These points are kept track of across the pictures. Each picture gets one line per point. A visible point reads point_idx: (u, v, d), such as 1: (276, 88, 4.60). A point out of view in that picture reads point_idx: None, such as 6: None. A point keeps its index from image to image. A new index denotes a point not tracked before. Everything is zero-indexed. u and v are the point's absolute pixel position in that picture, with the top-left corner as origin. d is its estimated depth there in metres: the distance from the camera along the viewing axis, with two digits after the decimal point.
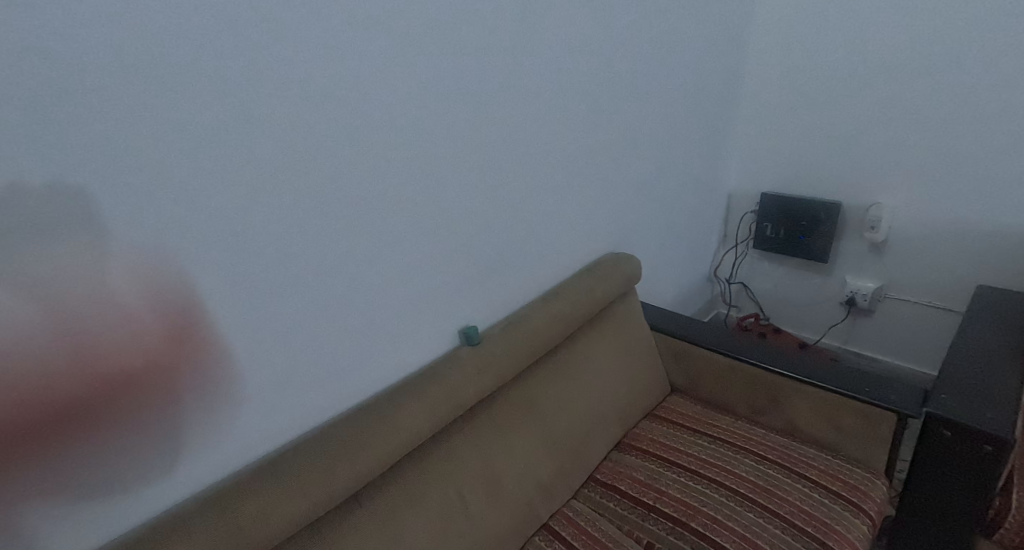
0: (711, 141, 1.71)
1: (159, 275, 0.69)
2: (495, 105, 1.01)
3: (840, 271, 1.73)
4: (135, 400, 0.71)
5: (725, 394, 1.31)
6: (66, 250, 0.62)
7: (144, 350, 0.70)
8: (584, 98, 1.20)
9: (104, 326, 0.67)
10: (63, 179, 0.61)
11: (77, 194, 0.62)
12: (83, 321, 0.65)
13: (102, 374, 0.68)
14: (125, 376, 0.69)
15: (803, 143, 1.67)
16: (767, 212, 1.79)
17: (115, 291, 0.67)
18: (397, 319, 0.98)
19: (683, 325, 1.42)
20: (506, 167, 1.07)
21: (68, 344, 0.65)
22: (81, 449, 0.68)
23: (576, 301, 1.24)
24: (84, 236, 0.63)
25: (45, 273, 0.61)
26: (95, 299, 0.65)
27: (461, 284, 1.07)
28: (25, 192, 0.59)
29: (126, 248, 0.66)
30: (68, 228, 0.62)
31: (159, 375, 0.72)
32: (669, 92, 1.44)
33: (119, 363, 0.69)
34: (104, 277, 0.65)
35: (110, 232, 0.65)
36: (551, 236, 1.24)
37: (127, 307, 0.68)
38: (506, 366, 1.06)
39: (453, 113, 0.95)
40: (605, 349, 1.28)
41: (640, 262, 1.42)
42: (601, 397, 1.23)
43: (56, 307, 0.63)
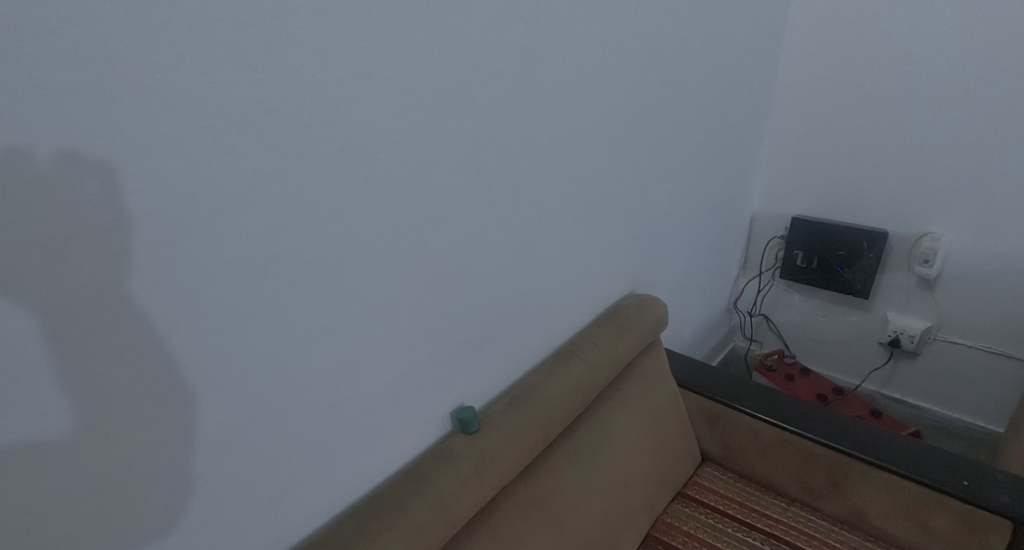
0: (736, 160, 1.50)
1: (189, 306, 0.51)
2: (501, 121, 0.77)
3: (881, 307, 1.51)
4: (145, 469, 0.52)
5: (771, 471, 1.09)
6: (92, 237, 0.45)
7: (166, 407, 0.52)
8: (603, 115, 0.97)
9: (118, 369, 0.48)
10: (76, 152, 0.43)
11: (92, 178, 0.44)
12: (93, 353, 0.46)
13: (107, 434, 0.49)
14: (138, 438, 0.51)
15: (844, 162, 1.46)
16: (798, 239, 1.57)
17: (133, 323, 0.48)
18: (377, 408, 0.73)
19: (718, 384, 1.21)
20: (511, 201, 0.84)
21: (70, 383, 0.46)
22: (104, 502, 0.50)
23: (597, 364, 1.01)
24: (115, 220, 0.45)
25: (44, 278, 0.43)
26: (107, 328, 0.47)
27: (456, 352, 0.83)
28: (19, 160, 0.40)
29: (151, 263, 0.48)
30: (81, 223, 0.44)
31: (175, 444, 0.53)
32: (695, 106, 1.23)
33: (138, 419, 0.50)
34: (127, 300, 0.47)
35: (130, 242, 0.47)
36: (563, 280, 1.01)
37: (166, 320, 0.50)
38: (510, 460, 0.82)
39: (449, 134, 0.70)
40: (630, 417, 1.05)
41: (666, 304, 1.19)
42: (634, 475, 1.02)
43: (55, 327, 0.44)
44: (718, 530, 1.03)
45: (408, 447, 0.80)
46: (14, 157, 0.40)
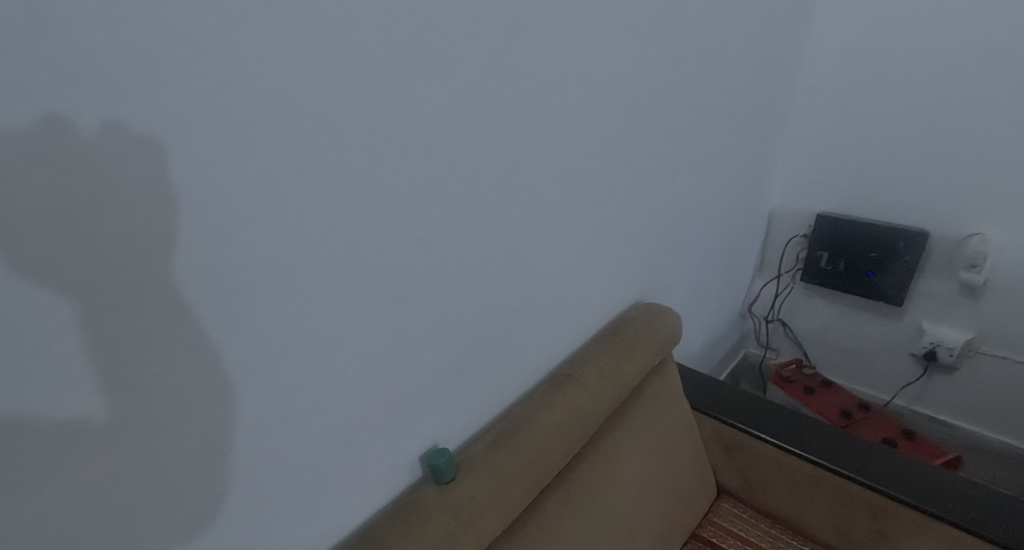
0: (756, 151, 1.34)
1: (236, 299, 0.46)
2: (480, 94, 0.61)
3: (915, 316, 1.36)
4: (188, 474, 0.47)
5: (799, 511, 0.95)
6: (144, 215, 0.40)
7: (215, 400, 0.47)
8: (612, 97, 0.81)
9: (171, 355, 0.44)
10: (122, 124, 0.37)
11: (137, 154, 0.38)
12: (137, 350, 0.42)
13: (152, 438, 0.44)
14: (181, 444, 0.46)
15: (877, 153, 1.29)
16: (822, 239, 1.41)
17: (177, 317, 0.43)
18: (326, 458, 0.59)
19: (737, 407, 1.05)
20: (496, 197, 0.68)
21: (112, 384, 0.41)
22: (162, 496, 0.46)
23: (599, 390, 0.86)
24: (163, 195, 0.40)
25: (87, 267, 0.38)
26: (160, 311, 0.42)
27: (425, 382, 0.68)
28: (57, 133, 0.35)
29: (203, 241, 0.43)
30: (127, 207, 0.39)
31: (225, 434, 0.49)
32: (717, 89, 1.06)
33: (182, 422, 0.46)
34: (173, 293, 0.43)
35: (177, 229, 0.42)
36: (560, 291, 0.86)
37: (225, 301, 0.46)
38: (493, 515, 0.68)
39: (413, 101, 0.54)
40: (637, 450, 0.91)
41: (679, 316, 1.04)
42: (641, 517, 0.88)
43: (94, 322, 0.39)
44: None
45: (368, 497, 0.66)
46: (52, 128, 0.35)
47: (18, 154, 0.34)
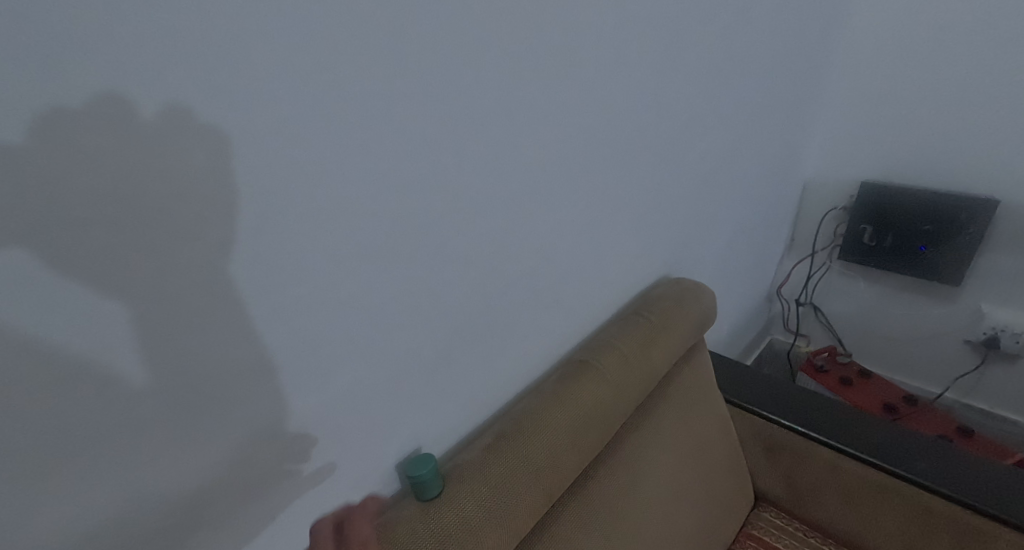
0: (790, 111, 1.18)
1: (294, 290, 0.44)
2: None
3: (973, 298, 1.19)
4: (241, 469, 0.46)
5: (858, 526, 0.79)
6: (198, 203, 0.37)
7: (262, 396, 0.45)
8: (629, 17, 0.65)
9: (223, 349, 0.41)
10: (184, 103, 0.35)
11: (198, 138, 0.36)
12: (197, 344, 0.40)
13: (209, 433, 0.43)
14: (234, 439, 0.44)
15: (928, 109, 1.13)
16: (866, 210, 1.25)
17: (236, 310, 0.41)
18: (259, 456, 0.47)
19: (779, 400, 0.90)
20: (474, 126, 0.54)
21: (170, 379, 0.39)
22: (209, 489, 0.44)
23: (622, 381, 0.71)
24: (218, 182, 0.37)
25: (148, 255, 0.36)
26: (212, 304, 0.40)
27: (387, 358, 0.54)
28: (118, 111, 0.33)
29: (256, 228, 0.40)
30: (187, 193, 0.36)
31: (273, 430, 0.47)
32: (749, 27, 0.90)
33: (236, 416, 0.44)
34: (226, 280, 0.40)
35: (238, 217, 0.39)
36: (568, 259, 0.72)
37: (276, 293, 0.43)
38: (491, 541, 0.53)
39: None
40: (666, 453, 0.76)
41: (712, 294, 0.88)
42: (672, 534, 0.73)
43: (153, 314, 0.37)
44: None
45: (327, 505, 0.53)
46: (113, 105, 0.32)
47: (78, 134, 0.32)
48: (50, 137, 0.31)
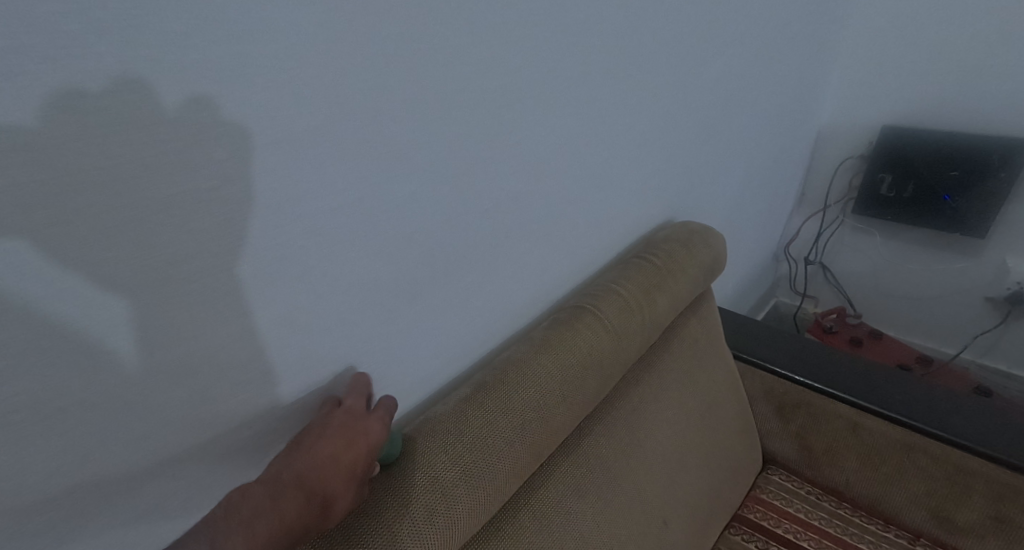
0: (810, 44, 1.07)
1: (299, 298, 0.42)
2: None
3: (999, 251, 1.11)
4: (230, 480, 0.44)
5: (880, 490, 0.72)
6: (212, 209, 0.35)
7: (271, 407, 0.44)
8: None
9: (235, 360, 0.40)
10: (203, 100, 0.32)
11: (213, 141, 0.33)
12: (201, 354, 0.38)
13: (207, 444, 0.41)
14: (230, 451, 0.42)
15: (961, 40, 1.03)
16: (887, 157, 1.16)
17: (240, 321, 0.39)
18: (210, 442, 0.41)
19: (794, 356, 0.82)
20: (452, 5, 0.43)
21: (170, 388, 0.37)
22: (204, 493, 0.42)
23: (623, 327, 0.63)
24: (234, 188, 0.35)
25: (152, 261, 0.33)
26: (224, 313, 0.38)
27: (341, 295, 0.45)
28: (137, 103, 0.30)
29: (268, 235, 0.38)
30: (205, 199, 0.34)
31: (277, 438, 0.45)
32: None
33: (235, 428, 0.42)
34: (239, 289, 0.38)
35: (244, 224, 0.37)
36: (566, 190, 0.63)
37: (286, 302, 0.41)
38: (469, 504, 0.46)
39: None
40: (670, 410, 0.68)
41: (724, 238, 0.79)
42: (675, 500, 0.66)
43: (156, 321, 0.35)
44: None
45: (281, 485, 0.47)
46: (131, 96, 0.30)
47: (91, 122, 0.29)
48: (59, 125, 0.28)
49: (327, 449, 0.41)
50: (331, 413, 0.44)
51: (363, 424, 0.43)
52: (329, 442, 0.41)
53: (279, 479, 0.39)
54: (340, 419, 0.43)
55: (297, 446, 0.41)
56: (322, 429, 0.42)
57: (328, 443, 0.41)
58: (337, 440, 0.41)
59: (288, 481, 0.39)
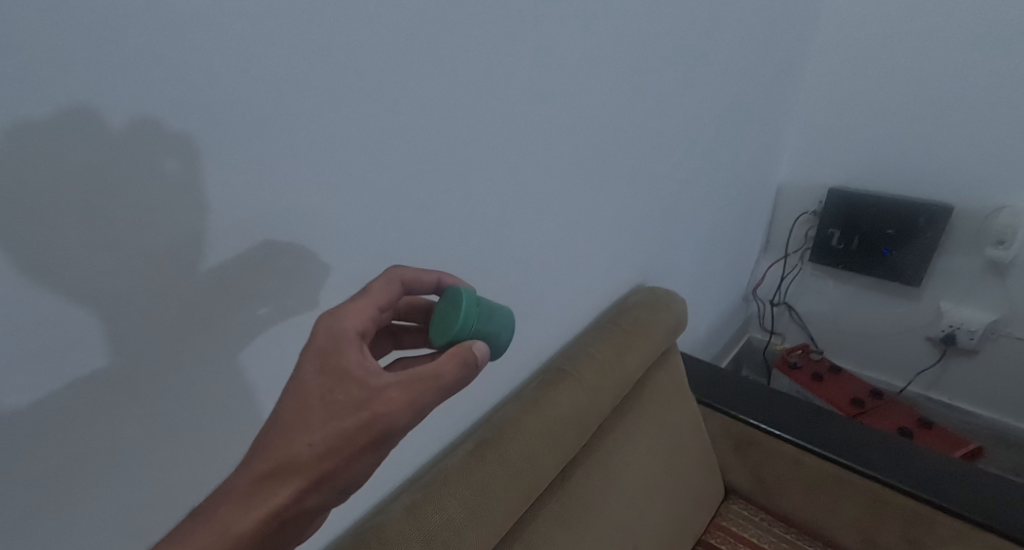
0: (763, 121, 1.22)
1: (258, 285, 0.43)
2: (440, 18, 0.49)
3: (933, 297, 1.26)
4: (203, 466, 0.45)
5: (819, 517, 0.85)
6: (166, 208, 0.36)
7: (237, 389, 0.45)
8: (608, 47, 0.70)
9: (193, 349, 0.41)
10: (148, 116, 0.34)
11: (161, 147, 0.35)
12: (166, 352, 0.39)
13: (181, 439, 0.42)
14: (198, 437, 0.44)
15: (892, 118, 1.19)
16: (835, 215, 1.31)
17: (204, 313, 0.40)
18: (172, 431, 0.42)
19: (748, 399, 0.95)
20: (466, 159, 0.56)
21: (134, 385, 0.38)
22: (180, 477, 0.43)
23: (597, 384, 0.76)
24: (188, 190, 0.37)
25: (118, 278, 0.35)
26: (181, 305, 0.39)
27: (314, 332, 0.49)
28: (86, 121, 0.32)
29: (226, 225, 0.40)
30: (159, 200, 0.36)
31: (246, 420, 0.46)
32: (723, 47, 0.95)
33: (209, 420, 0.44)
34: (194, 278, 0.39)
35: (202, 213, 0.38)
36: (552, 274, 0.76)
37: (250, 283, 0.43)
38: (474, 541, 0.58)
39: (346, 37, 0.42)
40: (639, 451, 0.81)
41: (685, 301, 0.93)
42: (644, 528, 0.78)
43: (122, 336, 0.37)
44: None
45: None
46: (79, 117, 0.31)
47: (43, 145, 0.31)
48: (15, 160, 0.30)
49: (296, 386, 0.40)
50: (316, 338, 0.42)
51: (314, 346, 0.41)
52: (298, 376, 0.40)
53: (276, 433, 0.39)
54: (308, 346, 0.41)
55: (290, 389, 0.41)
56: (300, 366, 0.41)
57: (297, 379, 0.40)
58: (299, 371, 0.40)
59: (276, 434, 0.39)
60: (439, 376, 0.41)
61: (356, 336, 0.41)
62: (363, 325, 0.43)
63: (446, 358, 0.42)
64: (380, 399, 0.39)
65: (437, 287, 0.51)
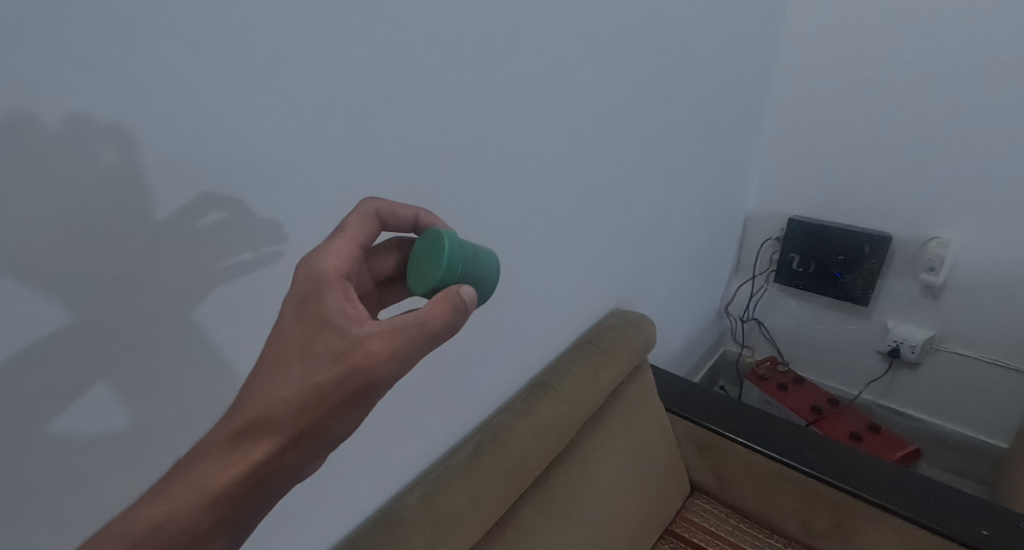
0: (731, 160, 1.37)
1: (207, 251, 0.48)
2: (448, 116, 0.62)
3: (880, 315, 1.41)
4: (164, 425, 0.49)
5: (767, 509, 1.00)
6: (104, 192, 0.41)
7: (190, 350, 0.49)
8: (588, 121, 0.84)
9: (141, 315, 0.45)
10: (80, 115, 0.39)
11: (93, 139, 0.40)
12: (113, 317, 0.44)
13: (152, 404, 0.48)
14: (157, 398, 0.48)
15: (844, 158, 1.34)
16: (795, 242, 1.46)
17: (160, 287, 0.46)
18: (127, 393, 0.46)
19: (709, 408, 1.10)
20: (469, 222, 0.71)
21: (80, 349, 0.43)
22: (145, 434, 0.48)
23: (575, 397, 0.90)
24: (125, 174, 0.42)
25: (72, 261, 0.41)
26: (125, 273, 0.44)
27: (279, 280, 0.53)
28: (26, 125, 0.37)
29: (166, 199, 0.44)
30: (96, 184, 0.41)
31: (204, 380, 0.51)
32: (691, 106, 1.09)
33: (171, 383, 0.49)
34: (136, 249, 0.44)
35: (151, 198, 0.44)
36: (542, 307, 0.90)
37: (194, 251, 0.47)
38: (474, 526, 0.72)
39: (377, 144, 0.56)
40: (613, 454, 0.96)
41: (654, 324, 1.08)
42: (617, 518, 0.92)
43: (75, 304, 0.42)
44: None
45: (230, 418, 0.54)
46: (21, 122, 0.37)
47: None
48: None
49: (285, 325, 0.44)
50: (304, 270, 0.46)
51: (299, 293, 0.45)
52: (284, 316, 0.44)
53: (265, 371, 0.44)
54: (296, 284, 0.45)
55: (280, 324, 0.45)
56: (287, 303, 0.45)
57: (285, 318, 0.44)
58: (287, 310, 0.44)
59: (267, 373, 0.43)
60: (411, 319, 0.42)
61: (335, 280, 0.45)
62: (342, 267, 0.46)
63: (433, 306, 0.43)
64: (361, 347, 0.42)
65: (416, 222, 0.54)
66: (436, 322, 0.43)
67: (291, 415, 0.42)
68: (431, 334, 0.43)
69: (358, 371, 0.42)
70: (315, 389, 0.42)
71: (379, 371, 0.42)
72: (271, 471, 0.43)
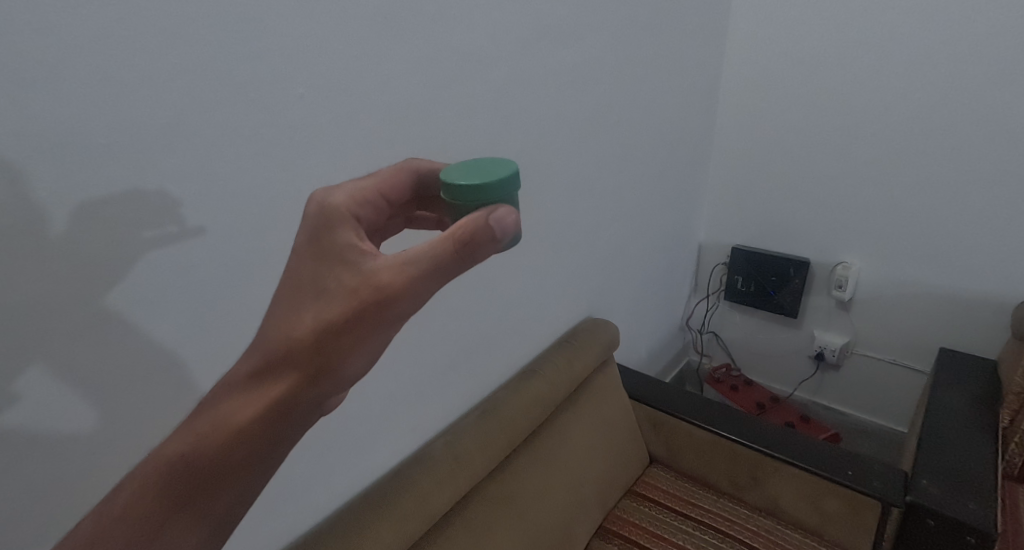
0: (683, 200, 1.70)
1: (141, 229, 0.60)
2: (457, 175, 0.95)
3: (808, 325, 1.74)
4: (117, 370, 0.62)
5: (706, 469, 1.30)
6: (54, 205, 0.54)
7: (133, 309, 0.62)
8: (561, 173, 1.17)
9: (97, 292, 0.59)
10: (19, 153, 0.51)
11: (38, 170, 0.53)
12: (65, 300, 0.57)
13: (79, 367, 0.59)
14: (98, 356, 0.60)
15: (767, 198, 1.68)
16: (738, 266, 1.78)
17: (94, 271, 0.58)
18: (80, 356, 0.59)
19: (662, 393, 1.40)
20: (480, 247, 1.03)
21: (34, 328, 0.55)
22: (97, 383, 0.61)
23: (554, 380, 1.20)
24: (63, 189, 0.55)
25: (44, 263, 0.55)
26: (75, 260, 0.56)
27: (276, 241, 0.73)
28: None
29: (100, 198, 0.57)
30: (46, 205, 0.54)
31: (141, 333, 0.63)
32: (643, 159, 1.44)
33: (115, 338, 0.61)
34: (77, 243, 0.56)
35: (79, 204, 0.56)
36: (528, 309, 1.21)
37: (132, 234, 0.60)
38: (481, 463, 1.02)
39: None
40: (582, 426, 1.24)
41: (617, 326, 1.39)
42: (586, 475, 1.21)
43: (44, 294, 0.55)
44: (658, 520, 1.24)
45: (193, 352, 0.68)
46: None
47: None
48: None
49: (310, 268, 0.62)
50: (323, 220, 0.64)
51: (321, 244, 0.63)
52: (310, 262, 0.62)
53: (297, 305, 0.60)
54: (320, 235, 0.63)
55: (305, 267, 0.62)
56: (311, 252, 0.63)
57: (310, 263, 0.62)
58: (312, 258, 0.62)
59: (299, 306, 0.60)
60: (412, 253, 0.57)
61: (348, 229, 0.63)
62: (353, 213, 0.65)
63: (434, 245, 0.57)
64: (371, 279, 0.58)
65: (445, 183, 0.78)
66: (442, 253, 0.57)
67: (316, 330, 0.58)
68: (436, 262, 0.57)
69: (369, 300, 0.57)
70: (334, 318, 0.58)
71: (386, 298, 0.57)
72: (301, 392, 0.59)
